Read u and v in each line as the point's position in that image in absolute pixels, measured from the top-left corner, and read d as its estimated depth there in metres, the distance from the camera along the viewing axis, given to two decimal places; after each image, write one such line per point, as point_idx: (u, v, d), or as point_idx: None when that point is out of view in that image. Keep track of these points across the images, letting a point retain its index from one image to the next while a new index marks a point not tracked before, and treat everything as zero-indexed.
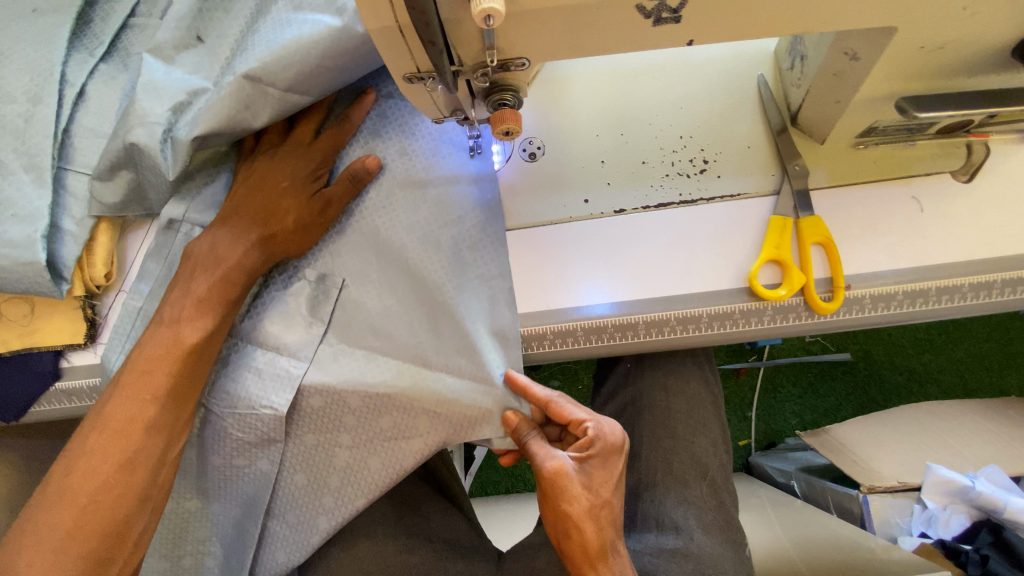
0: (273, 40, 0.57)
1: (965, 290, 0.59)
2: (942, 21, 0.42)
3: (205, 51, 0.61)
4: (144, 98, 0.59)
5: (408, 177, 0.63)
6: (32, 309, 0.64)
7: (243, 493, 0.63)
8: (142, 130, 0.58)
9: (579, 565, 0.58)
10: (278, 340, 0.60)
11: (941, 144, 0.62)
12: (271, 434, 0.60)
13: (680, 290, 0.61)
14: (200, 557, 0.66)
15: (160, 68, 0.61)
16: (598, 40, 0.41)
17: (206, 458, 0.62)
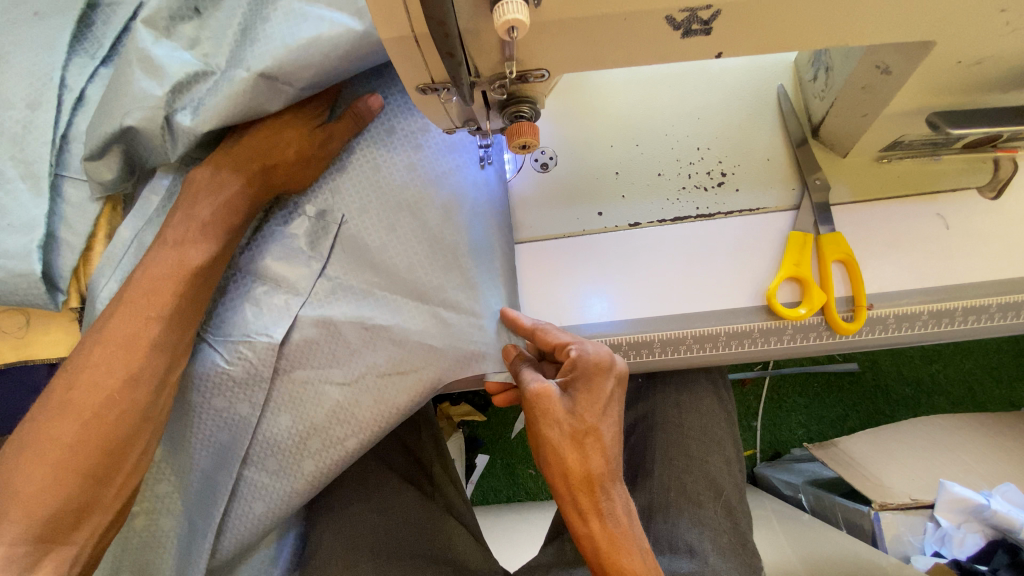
0: (286, 32, 0.55)
1: (992, 310, 0.57)
2: (982, 37, 0.40)
3: (205, 30, 0.58)
4: (141, 77, 0.56)
5: (409, 118, 0.63)
6: (27, 321, 0.62)
7: (219, 440, 0.59)
8: (140, 112, 0.55)
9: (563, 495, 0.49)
10: (272, 268, 0.59)
11: (968, 159, 0.60)
12: (259, 367, 0.57)
13: (697, 308, 0.59)
14: (155, 518, 0.61)
15: (160, 43, 0.58)
16: (623, 51, 0.39)
17: (185, 395, 0.58)
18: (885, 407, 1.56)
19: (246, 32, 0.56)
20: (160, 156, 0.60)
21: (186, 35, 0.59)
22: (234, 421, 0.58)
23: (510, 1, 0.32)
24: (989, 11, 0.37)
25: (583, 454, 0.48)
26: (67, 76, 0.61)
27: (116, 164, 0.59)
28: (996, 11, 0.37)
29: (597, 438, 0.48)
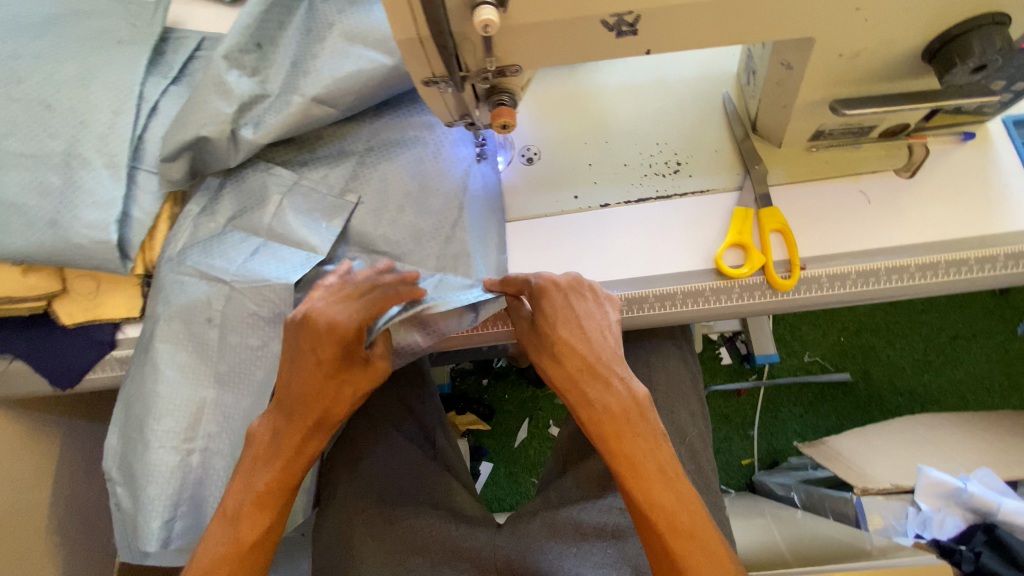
0: (332, 66, 0.74)
1: (912, 270, 0.67)
2: (851, 34, 0.52)
3: (262, 63, 0.75)
4: (215, 98, 0.72)
5: (424, 134, 0.78)
6: (97, 286, 0.74)
7: (255, 378, 0.71)
8: (213, 125, 0.71)
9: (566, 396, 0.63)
10: (301, 238, 0.74)
11: (885, 147, 0.72)
12: (283, 307, 0.71)
13: (658, 272, 0.70)
14: (208, 454, 0.70)
15: (230, 70, 0.73)
16: (575, 49, 0.52)
17: (225, 339, 0.71)
18: (878, 414, 1.59)
19: (300, 66, 0.74)
20: (221, 162, 0.75)
21: (245, 63, 0.74)
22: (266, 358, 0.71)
23: (485, 8, 0.45)
24: (847, 10, 0.50)
25: (563, 358, 0.63)
26: (143, 91, 0.77)
27: (183, 163, 0.73)
28: (853, 12, 0.50)
29: (571, 343, 0.63)
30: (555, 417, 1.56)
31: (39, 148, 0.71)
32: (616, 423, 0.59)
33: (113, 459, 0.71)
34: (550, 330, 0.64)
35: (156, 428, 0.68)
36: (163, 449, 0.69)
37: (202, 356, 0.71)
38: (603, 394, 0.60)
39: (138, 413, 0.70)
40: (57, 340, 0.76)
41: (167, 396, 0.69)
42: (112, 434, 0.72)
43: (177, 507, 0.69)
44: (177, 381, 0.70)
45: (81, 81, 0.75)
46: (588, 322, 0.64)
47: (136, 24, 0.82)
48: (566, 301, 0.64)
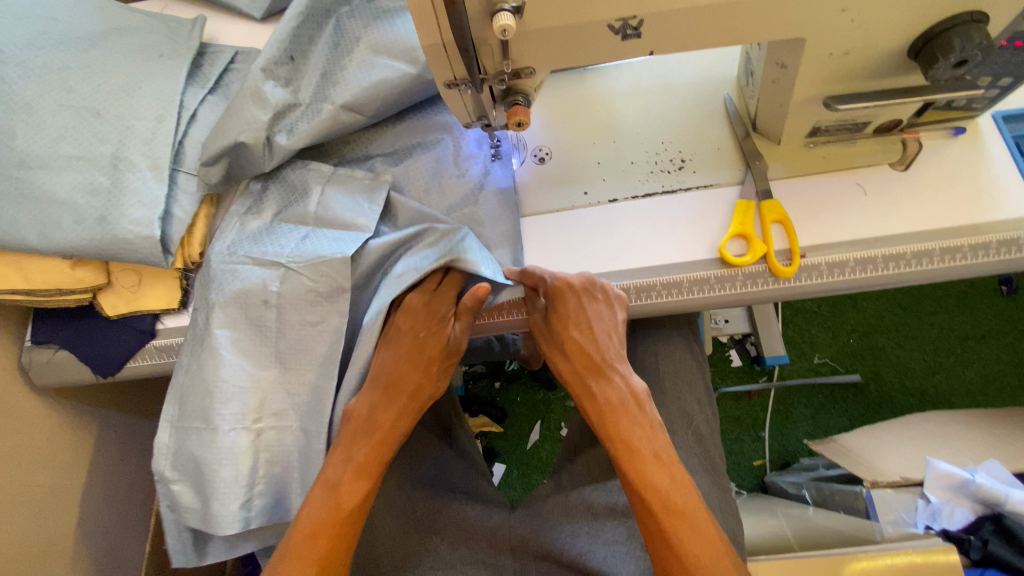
0: (360, 76, 0.80)
1: (907, 257, 0.70)
2: (839, 34, 0.57)
3: (294, 75, 0.81)
4: (253, 106, 0.78)
5: (443, 136, 0.84)
6: (139, 279, 0.80)
7: (318, 352, 0.75)
8: (250, 132, 0.77)
9: (573, 387, 0.70)
10: (340, 225, 0.78)
11: (880, 142, 0.75)
12: (341, 280, 0.75)
13: (664, 262, 0.74)
14: (263, 432, 0.75)
15: (267, 81, 0.79)
16: (584, 52, 0.57)
17: (283, 319, 0.75)
18: (888, 414, 1.60)
19: (330, 78, 0.81)
20: (255, 166, 0.80)
21: (279, 73, 0.80)
22: (325, 331, 0.75)
23: (504, 14, 0.50)
24: (833, 11, 0.54)
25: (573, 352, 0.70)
26: (183, 100, 0.84)
27: (222, 167, 0.79)
28: (839, 13, 0.54)
29: (579, 342, 0.69)
30: (566, 419, 1.58)
31: (89, 151, 0.77)
32: (615, 412, 0.66)
33: (166, 456, 0.75)
34: (562, 329, 0.70)
35: (221, 411, 0.73)
36: (233, 431, 0.73)
37: (259, 336, 0.75)
38: (608, 389, 0.67)
39: (200, 402, 0.73)
40: (100, 330, 0.81)
41: (229, 380, 0.73)
42: (162, 432, 0.75)
43: (253, 486, 0.74)
44: (238, 364, 0.74)
45: (127, 90, 0.81)
46: (596, 324, 0.70)
47: (175, 39, 0.89)
48: (575, 298, 0.70)
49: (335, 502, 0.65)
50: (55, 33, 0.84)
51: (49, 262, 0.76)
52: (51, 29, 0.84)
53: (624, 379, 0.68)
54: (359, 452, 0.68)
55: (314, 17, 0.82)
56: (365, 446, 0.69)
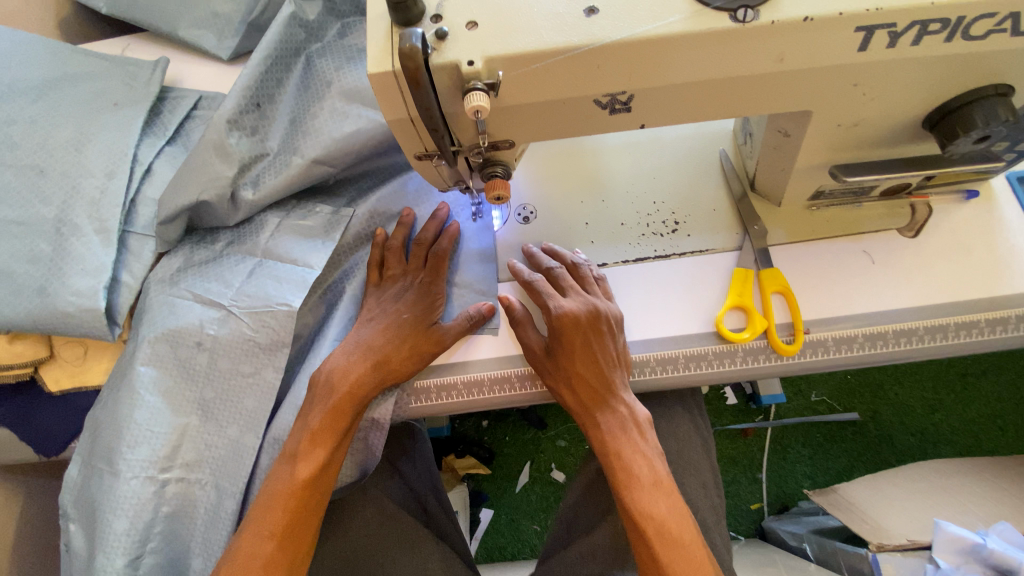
0: (333, 126, 0.76)
1: (921, 332, 0.65)
2: (850, 108, 0.51)
3: (259, 122, 0.75)
4: (216, 158, 0.72)
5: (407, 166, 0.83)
6: (85, 351, 0.73)
7: (245, 406, 0.70)
8: (213, 190, 0.71)
9: (579, 418, 0.63)
10: (295, 256, 0.74)
11: (886, 205, 0.70)
12: (282, 334, 0.70)
13: (659, 335, 0.68)
14: (187, 484, 0.68)
15: (230, 133, 0.73)
16: (569, 127, 0.51)
17: (215, 364, 0.69)
18: (890, 456, 1.50)
19: (302, 128, 0.76)
20: (222, 221, 0.75)
21: (245, 123, 0.74)
22: (255, 385, 0.70)
23: (476, 93, 0.44)
24: (845, 86, 0.48)
25: (599, 417, 0.62)
26: (138, 153, 0.77)
27: (180, 222, 0.73)
28: (850, 88, 0.48)
29: (581, 372, 0.62)
30: (558, 460, 1.51)
31: (30, 213, 0.70)
32: (616, 440, 0.60)
33: (74, 493, 0.69)
34: (567, 360, 0.63)
35: (128, 456, 0.65)
36: (134, 478, 0.65)
37: (189, 380, 0.69)
38: (612, 416, 0.61)
39: (108, 443, 0.66)
40: (43, 407, 0.74)
41: (143, 423, 0.66)
42: (74, 466, 0.69)
43: (144, 544, 0.66)
44: (159, 406, 0.67)
45: (76, 144, 0.75)
46: (600, 355, 0.62)
47: (132, 85, 0.83)
48: (591, 339, 0.63)
49: (291, 471, 0.63)
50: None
51: None
52: None
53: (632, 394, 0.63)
54: (270, 525, 0.62)
55: (283, 62, 0.77)
56: (279, 514, 0.62)
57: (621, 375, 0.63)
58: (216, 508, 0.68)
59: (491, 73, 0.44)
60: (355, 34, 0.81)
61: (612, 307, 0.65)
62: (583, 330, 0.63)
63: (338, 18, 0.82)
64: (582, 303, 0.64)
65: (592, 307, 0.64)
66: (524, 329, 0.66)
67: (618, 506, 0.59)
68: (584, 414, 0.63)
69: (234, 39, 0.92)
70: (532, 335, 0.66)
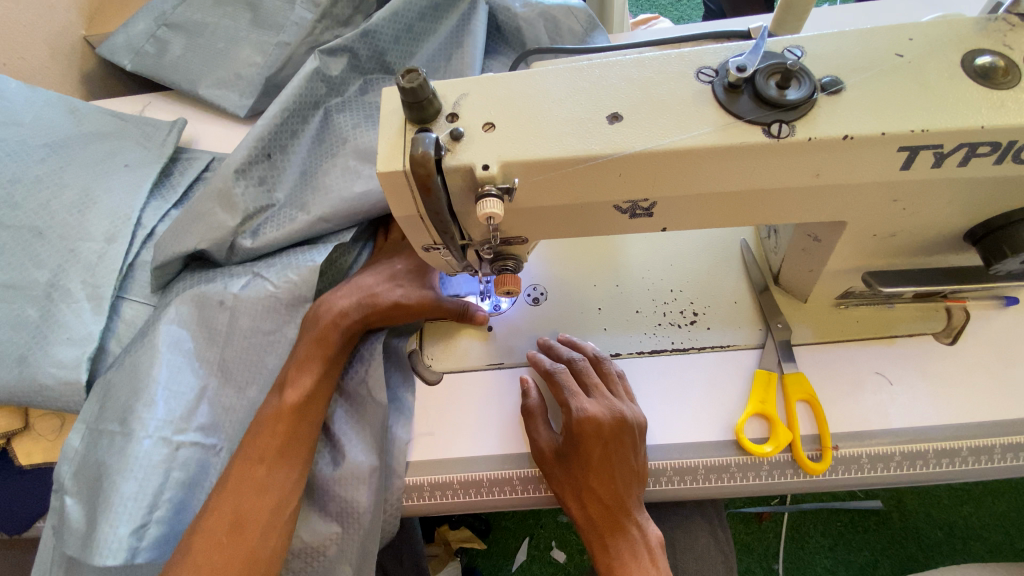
0: (341, 184, 0.74)
1: (963, 453, 0.59)
2: (889, 220, 0.48)
3: (268, 169, 0.73)
4: (219, 206, 0.70)
5: None
6: (61, 425, 0.68)
7: (267, 365, 0.68)
8: (212, 239, 0.69)
9: (587, 536, 0.57)
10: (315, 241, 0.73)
11: (920, 307, 0.66)
12: (303, 288, 0.69)
13: (675, 440, 0.62)
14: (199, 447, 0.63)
15: (237, 183, 0.71)
16: (586, 227, 0.49)
17: (236, 322, 0.68)
18: (918, 554, 1.33)
19: (312, 182, 0.75)
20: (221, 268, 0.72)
21: (253, 173, 0.72)
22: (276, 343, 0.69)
23: (489, 200, 0.41)
24: (884, 201, 0.45)
25: (609, 541, 0.55)
26: (143, 216, 0.76)
27: (177, 265, 0.70)
28: (889, 203, 0.45)
29: (597, 489, 0.55)
30: (558, 538, 1.40)
31: (23, 277, 0.68)
32: (626, 570, 0.54)
33: (73, 464, 0.62)
34: (582, 473, 0.56)
35: (145, 415, 0.61)
36: (148, 439, 0.61)
37: (209, 341, 0.67)
38: (626, 542, 0.55)
39: (119, 406, 0.62)
40: (10, 483, 0.69)
41: (164, 380, 0.63)
42: (76, 434, 0.63)
43: (152, 509, 0.59)
44: (177, 366, 0.65)
45: (81, 203, 0.74)
46: (620, 472, 0.55)
47: (146, 146, 0.83)
48: (612, 453, 0.56)
49: (278, 399, 0.62)
50: (13, 140, 0.77)
51: None
52: (9, 135, 0.77)
53: (647, 516, 0.57)
54: (260, 449, 0.60)
55: (298, 117, 0.76)
56: (267, 438, 0.60)
57: (640, 494, 0.56)
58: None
59: (506, 178, 0.42)
60: (375, 91, 0.81)
61: (638, 414, 0.58)
62: (602, 440, 0.56)
63: (362, 74, 0.82)
64: (606, 409, 0.58)
65: (617, 414, 0.57)
66: (534, 426, 0.60)
67: None
68: (593, 532, 0.56)
69: (253, 100, 0.92)
70: (544, 435, 0.59)
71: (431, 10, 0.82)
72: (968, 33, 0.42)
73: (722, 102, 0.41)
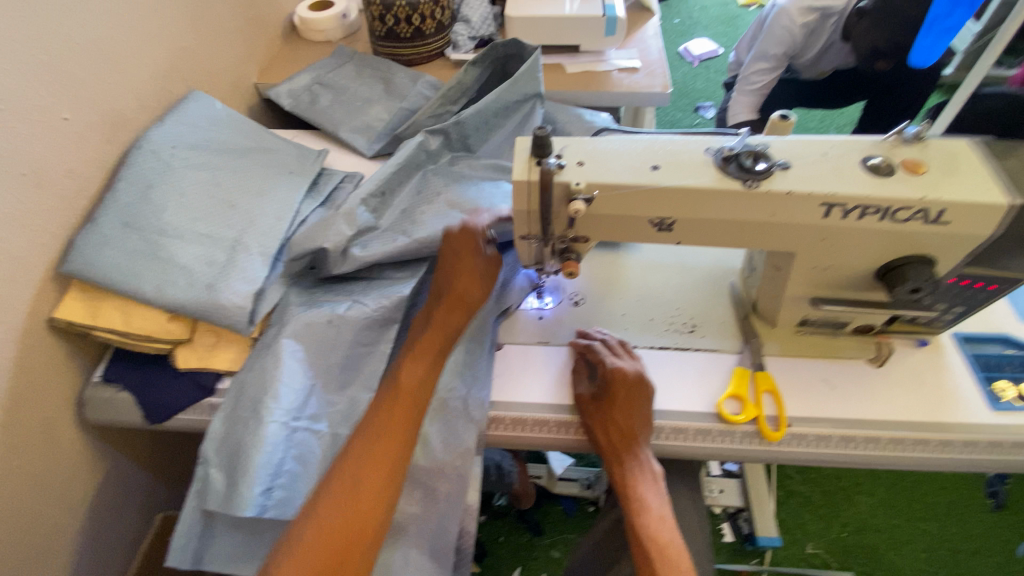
0: (433, 221, 0.97)
1: (882, 441, 0.81)
2: (823, 256, 0.75)
3: (380, 201, 1.00)
4: (342, 220, 0.95)
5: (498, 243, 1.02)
6: (216, 341, 0.91)
7: (366, 368, 0.89)
8: (334, 240, 0.92)
9: (607, 458, 0.79)
10: (397, 279, 0.95)
11: (857, 340, 0.91)
12: (392, 311, 0.91)
13: (673, 407, 0.84)
14: (305, 432, 0.84)
15: (359, 208, 0.97)
16: (628, 236, 0.76)
17: (342, 335, 0.89)
18: None
19: (409, 214, 0.99)
20: (329, 269, 0.95)
21: (371, 203, 0.99)
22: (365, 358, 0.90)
23: (577, 201, 0.70)
24: (817, 240, 0.73)
25: (625, 459, 0.77)
26: (300, 207, 1.04)
27: (303, 261, 0.93)
28: (820, 242, 0.73)
29: (619, 420, 0.78)
30: (548, 572, 1.51)
31: (216, 232, 0.94)
32: (635, 480, 0.76)
33: (214, 443, 0.84)
34: (609, 408, 0.80)
35: (271, 405, 0.83)
36: (271, 422, 0.82)
37: (319, 350, 0.88)
38: (638, 462, 0.77)
39: (250, 398, 0.84)
40: (165, 380, 0.90)
41: (283, 381, 0.84)
42: (217, 422, 0.85)
43: (276, 477, 0.80)
44: (294, 369, 0.85)
45: (260, 191, 1.02)
46: (636, 409, 0.79)
47: (303, 161, 1.13)
48: (631, 396, 0.80)
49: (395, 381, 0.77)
50: (217, 140, 1.06)
51: (150, 312, 0.88)
52: (214, 136, 1.06)
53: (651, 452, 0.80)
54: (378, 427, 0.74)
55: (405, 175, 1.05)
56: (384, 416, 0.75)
57: (649, 431, 0.79)
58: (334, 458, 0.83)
59: (589, 191, 0.70)
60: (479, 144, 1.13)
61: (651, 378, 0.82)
62: (626, 384, 0.80)
63: (449, 152, 1.11)
64: (630, 366, 0.82)
65: (638, 371, 0.81)
66: (576, 381, 0.86)
67: (629, 532, 0.73)
68: (612, 453, 0.79)
69: (380, 144, 1.25)
70: (583, 386, 0.84)
71: (502, 112, 1.12)
72: (866, 147, 0.72)
73: (720, 167, 0.70)
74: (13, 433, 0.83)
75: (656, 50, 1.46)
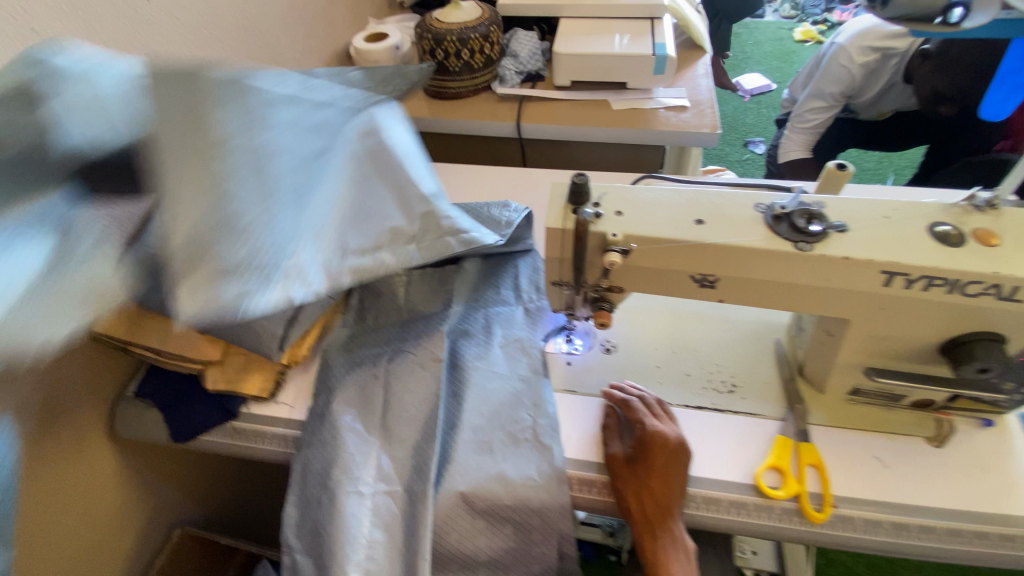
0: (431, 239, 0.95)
1: (938, 532, 0.73)
2: (880, 324, 0.69)
3: None
4: None
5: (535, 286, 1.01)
6: (245, 364, 0.91)
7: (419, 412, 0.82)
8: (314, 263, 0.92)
9: (638, 529, 0.76)
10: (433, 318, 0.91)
11: (916, 415, 0.83)
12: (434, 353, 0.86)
13: (707, 474, 0.78)
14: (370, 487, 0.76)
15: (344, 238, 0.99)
16: (667, 289, 0.73)
17: (389, 388, 0.84)
18: None
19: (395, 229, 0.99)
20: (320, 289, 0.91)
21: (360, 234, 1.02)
22: (403, 410, 0.81)
23: (614, 253, 0.67)
24: (874, 308, 0.67)
25: (659, 533, 0.74)
26: None
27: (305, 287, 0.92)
28: (877, 311, 0.67)
29: (657, 492, 0.74)
30: None
31: None
32: (665, 556, 0.75)
33: (293, 528, 0.77)
34: (647, 476, 0.75)
35: (344, 477, 0.76)
36: (344, 493, 0.75)
37: (370, 409, 0.83)
38: (674, 536, 0.75)
39: (316, 477, 0.77)
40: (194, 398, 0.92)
41: (350, 449, 0.78)
42: (291, 505, 0.78)
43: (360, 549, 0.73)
44: (354, 434, 0.80)
45: None
46: (677, 481, 0.75)
47: None
48: (671, 465, 0.75)
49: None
50: None
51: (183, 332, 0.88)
52: None
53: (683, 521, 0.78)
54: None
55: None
56: None
57: (683, 501, 0.76)
58: (415, 512, 0.74)
59: (626, 243, 0.67)
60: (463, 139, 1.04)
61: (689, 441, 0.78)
62: (667, 452, 0.75)
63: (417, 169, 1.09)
64: (670, 431, 0.78)
65: (678, 437, 0.77)
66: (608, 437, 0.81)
67: None
68: (645, 525, 0.75)
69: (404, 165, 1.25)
70: (615, 445, 0.80)
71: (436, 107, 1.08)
72: (933, 212, 0.66)
73: (769, 225, 0.65)
74: (48, 440, 0.86)
75: (706, 90, 1.42)
